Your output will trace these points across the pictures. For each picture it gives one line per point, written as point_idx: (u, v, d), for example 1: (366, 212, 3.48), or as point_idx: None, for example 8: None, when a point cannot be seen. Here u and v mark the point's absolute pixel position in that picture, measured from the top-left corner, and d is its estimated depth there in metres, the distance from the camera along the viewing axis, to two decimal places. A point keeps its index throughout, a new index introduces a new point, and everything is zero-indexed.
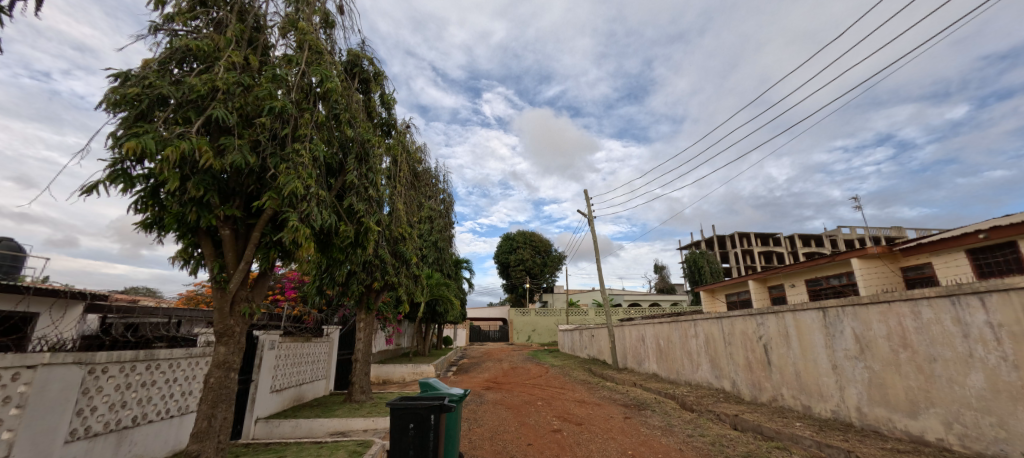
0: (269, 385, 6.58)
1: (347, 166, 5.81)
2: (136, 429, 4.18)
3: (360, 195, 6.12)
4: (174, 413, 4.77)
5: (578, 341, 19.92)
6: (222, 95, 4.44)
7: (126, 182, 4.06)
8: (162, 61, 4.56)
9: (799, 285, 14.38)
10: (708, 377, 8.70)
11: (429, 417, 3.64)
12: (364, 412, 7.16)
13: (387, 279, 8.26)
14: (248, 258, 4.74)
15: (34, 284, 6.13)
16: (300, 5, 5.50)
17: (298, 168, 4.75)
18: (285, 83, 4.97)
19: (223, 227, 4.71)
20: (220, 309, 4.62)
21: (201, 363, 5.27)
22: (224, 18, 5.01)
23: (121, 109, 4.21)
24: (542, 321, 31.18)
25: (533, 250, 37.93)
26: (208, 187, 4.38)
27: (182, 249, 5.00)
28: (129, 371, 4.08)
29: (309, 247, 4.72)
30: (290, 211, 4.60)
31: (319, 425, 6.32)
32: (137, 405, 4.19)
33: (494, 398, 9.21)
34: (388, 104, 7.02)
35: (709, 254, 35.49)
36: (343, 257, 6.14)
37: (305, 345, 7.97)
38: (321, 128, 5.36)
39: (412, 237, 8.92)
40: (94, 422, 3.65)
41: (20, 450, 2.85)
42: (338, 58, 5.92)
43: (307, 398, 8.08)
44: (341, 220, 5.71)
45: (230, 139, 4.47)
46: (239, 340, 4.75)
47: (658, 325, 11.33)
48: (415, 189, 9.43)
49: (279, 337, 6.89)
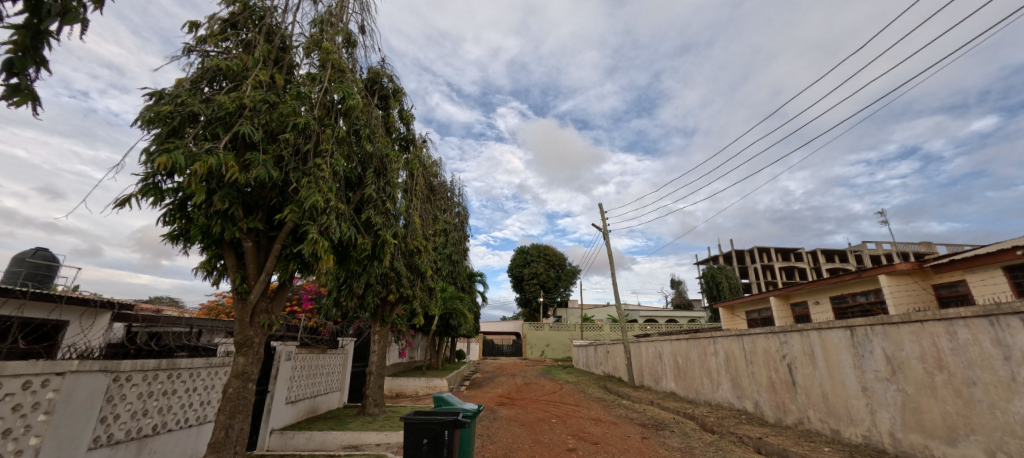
0: (285, 396, 6.65)
1: (365, 180, 5.95)
2: (156, 438, 4.24)
3: (378, 209, 6.24)
4: (193, 422, 4.84)
5: (593, 357, 19.53)
6: (249, 112, 4.65)
7: (156, 195, 4.28)
8: (193, 80, 4.79)
9: (824, 303, 13.93)
10: (729, 397, 8.40)
11: (443, 432, 3.64)
12: (377, 425, 7.12)
13: (402, 292, 8.29)
14: (269, 269, 4.89)
15: (67, 294, 6.38)
16: (324, 26, 5.76)
17: (318, 182, 4.88)
18: (309, 100, 5.15)
19: (246, 239, 4.87)
20: (241, 320, 4.72)
21: (220, 373, 5.36)
22: (252, 39, 5.26)
23: (154, 126, 4.44)
24: (556, 336, 30.72)
25: (547, 264, 37.63)
26: (233, 201, 4.56)
27: (205, 260, 5.18)
28: (152, 380, 4.17)
29: (327, 259, 4.84)
30: (310, 224, 4.74)
31: (332, 437, 6.33)
32: (157, 414, 4.27)
33: (507, 414, 9.07)
34: (406, 120, 7.15)
35: (728, 269, 34.63)
36: (359, 269, 6.24)
37: (320, 357, 8.02)
38: (342, 143, 5.51)
39: (428, 250, 8.91)
40: (117, 429, 3.73)
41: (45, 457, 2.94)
42: (359, 76, 6.12)
43: (321, 410, 8.11)
44: (358, 233, 5.82)
45: (255, 155, 4.66)
46: (258, 351, 4.84)
47: (675, 342, 11.04)
48: (429, 204, 9.52)
49: (296, 348, 6.98)
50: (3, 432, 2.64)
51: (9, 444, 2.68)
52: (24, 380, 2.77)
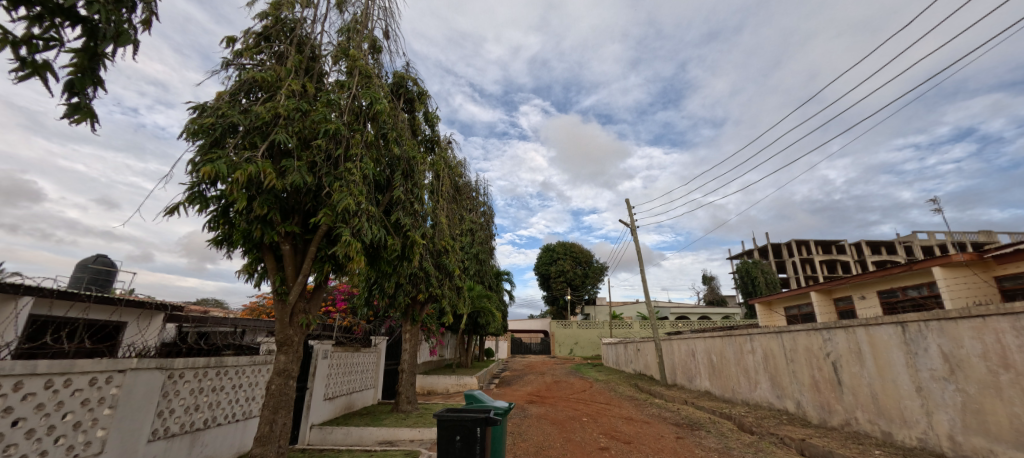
0: (323, 392, 6.91)
1: (393, 182, 6.08)
2: (207, 431, 4.51)
3: (406, 210, 6.37)
4: (239, 417, 5.12)
5: (622, 355, 19.24)
6: (283, 121, 4.85)
7: (202, 203, 4.54)
8: (232, 93, 5.04)
9: (870, 297, 13.14)
10: (769, 396, 8.06)
11: (475, 430, 3.67)
12: (410, 422, 7.28)
13: (431, 291, 8.44)
14: (305, 271, 5.08)
15: (126, 297, 6.88)
16: (351, 34, 5.93)
17: (350, 186, 5.04)
18: (338, 106, 5.32)
19: (284, 242, 5.09)
20: (281, 320, 4.95)
21: (263, 370, 5.64)
22: (284, 51, 5.48)
23: (198, 138, 4.70)
24: (585, 334, 30.46)
25: (573, 261, 37.36)
26: (271, 206, 4.77)
27: (247, 264, 5.45)
28: (202, 376, 4.44)
29: (359, 260, 4.98)
30: (343, 227, 4.90)
31: (368, 433, 6.52)
32: (208, 409, 4.53)
33: (538, 412, 9.07)
34: (431, 122, 7.26)
35: (763, 263, 33.22)
36: (390, 270, 6.40)
37: (355, 355, 8.28)
38: (370, 147, 5.65)
39: (455, 250, 9.03)
40: (173, 423, 3.99)
41: (110, 448, 3.19)
42: (385, 80, 6.26)
43: (357, 407, 8.38)
44: (389, 234, 5.97)
45: (290, 162, 4.85)
46: (297, 349, 5.05)
47: (709, 340, 10.71)
48: (456, 204, 9.63)
49: (332, 347, 7.24)
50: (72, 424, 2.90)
51: (76, 436, 2.95)
52: (90, 376, 3.03)
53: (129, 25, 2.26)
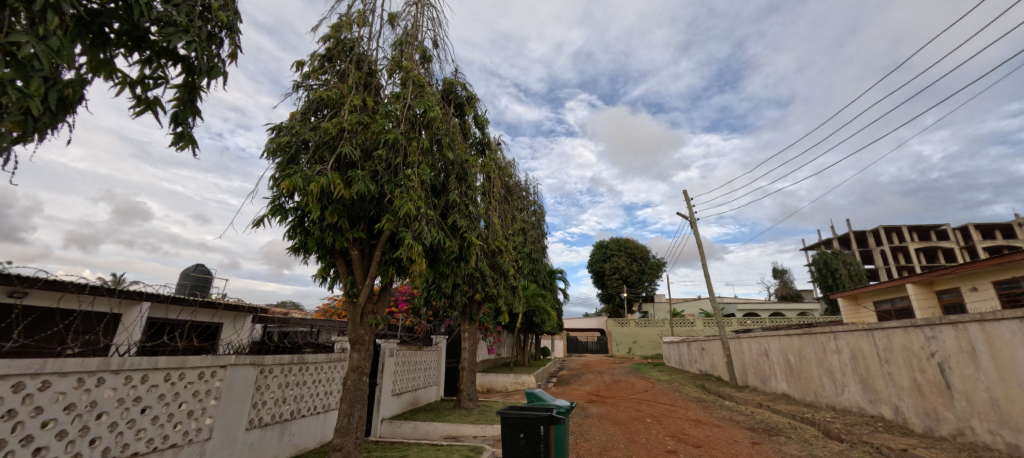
0: (391, 388, 7.31)
1: (449, 186, 6.29)
2: (294, 421, 5.06)
3: (462, 212, 6.55)
4: (320, 410, 5.66)
5: (686, 355, 18.32)
6: (348, 134, 5.20)
7: (282, 214, 4.99)
8: (303, 112, 5.50)
9: (985, 289, 11.36)
10: (860, 401, 7.27)
11: (539, 428, 3.69)
12: (473, 418, 7.48)
13: (487, 291, 8.61)
14: (372, 274, 5.41)
15: (223, 301, 7.76)
16: (403, 46, 6.21)
17: (409, 192, 5.28)
18: (395, 117, 5.60)
19: (353, 247, 5.46)
20: (353, 320, 5.31)
21: (338, 367, 6.16)
22: (345, 69, 5.87)
23: (277, 155, 5.19)
24: (643, 332, 29.47)
25: (628, 257, 36.27)
26: (340, 214, 5.13)
27: (322, 268, 5.91)
28: (288, 372, 4.98)
29: (421, 262, 5.21)
30: (405, 231, 5.16)
31: (434, 428, 6.78)
32: (294, 402, 5.08)
33: (598, 412, 8.91)
34: (481, 125, 7.40)
35: (845, 254, 29.97)
36: (448, 271, 6.62)
37: (418, 353, 8.68)
38: (426, 154, 5.88)
39: (509, 250, 9.13)
40: (265, 413, 4.53)
41: (217, 433, 3.75)
42: (436, 88, 6.48)
43: (422, 403, 8.77)
44: (446, 236, 6.18)
45: (355, 172, 5.19)
46: (369, 348, 5.39)
47: (785, 338, 9.88)
48: (507, 204, 9.74)
49: (398, 345, 7.64)
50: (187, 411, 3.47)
51: (191, 422, 3.52)
52: (197, 371, 3.57)
53: (219, 61, 2.69)
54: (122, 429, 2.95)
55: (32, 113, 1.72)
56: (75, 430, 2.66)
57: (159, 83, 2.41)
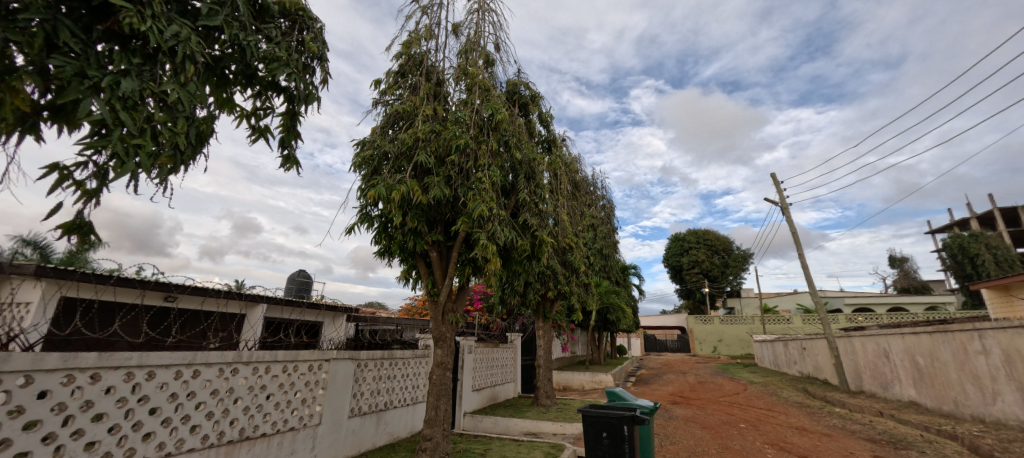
0: (471, 384, 7.63)
1: (518, 186, 6.38)
2: (389, 411, 5.62)
3: (531, 211, 6.61)
4: (412, 401, 6.19)
5: (782, 355, 16.57)
6: (422, 143, 5.51)
7: (369, 222, 5.45)
8: (382, 126, 5.95)
9: None
10: (1020, 413, 5.98)
11: (622, 428, 3.58)
12: (551, 416, 7.51)
13: (560, 288, 8.59)
14: (450, 274, 5.67)
15: (324, 302, 8.72)
16: (468, 54, 6.43)
17: (481, 193, 5.45)
18: (464, 123, 5.82)
19: (432, 250, 5.78)
20: (435, 318, 5.63)
21: (424, 362, 6.60)
22: (416, 82, 6.24)
23: (362, 168, 5.68)
24: (729, 330, 27.28)
25: (709, 250, 33.81)
26: (419, 219, 5.46)
27: (405, 270, 6.34)
28: (382, 366, 5.54)
29: (495, 261, 5.34)
30: (479, 232, 5.33)
31: (514, 424, 6.92)
32: (388, 394, 5.64)
33: (683, 414, 8.42)
34: (546, 122, 7.40)
35: (989, 236, 24.83)
36: (521, 269, 6.72)
37: (494, 350, 8.94)
38: (495, 156, 6.03)
39: (579, 246, 9.01)
40: (364, 403, 5.13)
41: (325, 418, 4.38)
42: (501, 90, 6.61)
43: (500, 398, 9.03)
44: (518, 235, 6.27)
45: (431, 178, 5.49)
46: (451, 344, 5.67)
47: (910, 337, 8.47)
48: (575, 200, 9.64)
49: (475, 343, 7.94)
50: (301, 399, 4.12)
51: (305, 409, 4.16)
52: (308, 364, 4.23)
53: (314, 89, 3.07)
54: (254, 412, 3.57)
55: (180, 148, 2.00)
56: (220, 411, 3.27)
57: (268, 113, 2.83)
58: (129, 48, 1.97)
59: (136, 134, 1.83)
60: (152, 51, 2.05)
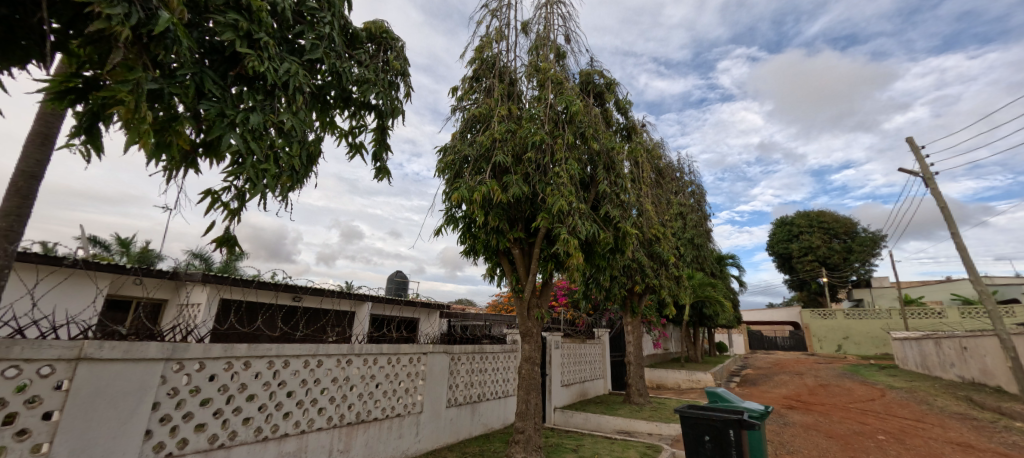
0: (560, 379, 7.65)
1: (597, 177, 6.20)
2: (482, 403, 5.89)
3: (613, 203, 6.38)
4: (503, 394, 6.42)
5: (934, 356, 13.71)
6: (499, 143, 5.64)
7: (455, 223, 5.76)
8: (461, 131, 6.23)
9: None
10: None
11: (728, 432, 3.27)
12: (645, 415, 7.19)
13: (647, 282, 8.17)
14: (534, 270, 5.73)
15: (419, 300, 9.46)
16: (538, 50, 6.41)
17: (560, 188, 5.40)
18: (539, 119, 5.82)
19: (514, 247, 5.91)
20: (522, 313, 5.75)
21: (512, 357, 6.79)
22: (491, 85, 6.41)
23: (446, 173, 6.02)
24: (857, 326, 23.42)
25: (825, 234, 29.36)
26: (501, 218, 5.62)
27: (490, 268, 6.58)
28: (474, 360, 5.83)
29: (578, 256, 5.26)
30: (560, 227, 5.29)
31: (606, 421, 6.76)
32: (480, 386, 5.91)
33: (802, 421, 7.43)
34: (623, 109, 7.09)
35: None
36: (605, 263, 6.53)
37: (582, 346, 8.84)
38: (572, 149, 5.93)
39: (667, 237, 8.47)
40: (459, 394, 5.45)
41: (426, 406, 4.76)
42: (574, 82, 6.48)
43: (590, 395, 8.90)
44: (600, 229, 6.10)
45: (509, 177, 5.59)
46: (538, 339, 5.73)
47: None
48: (659, 188, 9.09)
49: (562, 338, 7.92)
50: (404, 388, 4.53)
51: (409, 398, 4.57)
52: (408, 357, 4.63)
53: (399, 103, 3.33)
54: (367, 398, 4.04)
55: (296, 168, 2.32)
56: (339, 396, 3.78)
57: (362, 130, 3.16)
58: (254, 87, 2.28)
59: (263, 160, 2.13)
60: (271, 88, 2.34)
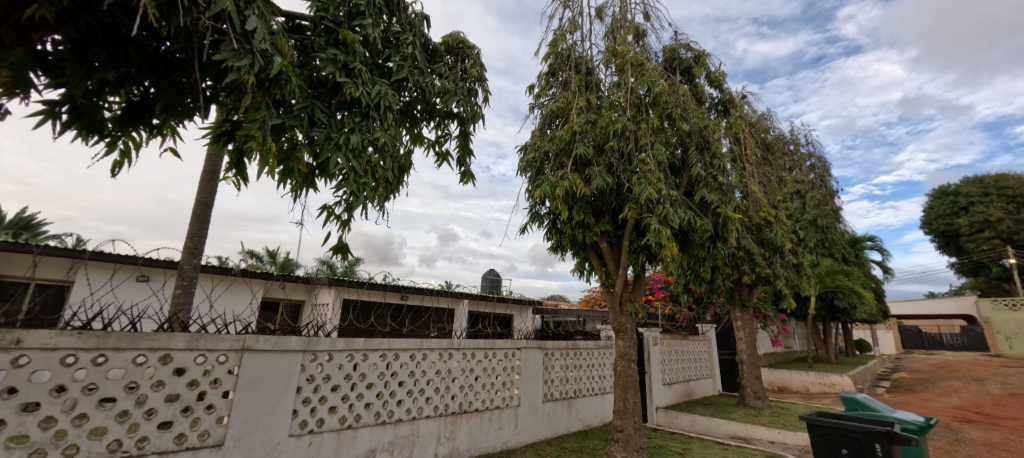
0: (661, 378, 7.21)
1: (689, 160, 5.69)
2: (579, 399, 5.83)
3: (710, 186, 5.80)
4: (599, 391, 6.27)
5: None
6: (579, 136, 5.50)
7: (540, 220, 5.80)
8: (540, 128, 6.22)
9: None
10: None
11: (873, 446, 2.72)
12: (765, 421, 6.39)
13: (758, 272, 7.25)
14: (624, 264, 5.48)
15: (511, 296, 9.76)
16: (615, 33, 6.10)
17: (647, 176, 5.07)
18: (620, 105, 5.53)
19: (602, 240, 5.73)
20: (613, 309, 5.55)
21: (607, 353, 6.59)
22: (567, 77, 6.29)
23: (528, 171, 6.07)
24: None
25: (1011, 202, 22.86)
26: (586, 211, 5.49)
27: (578, 263, 6.48)
28: (567, 355, 5.79)
29: (672, 247, 4.88)
30: (649, 216, 4.97)
31: (717, 425, 6.17)
32: (576, 382, 5.85)
33: (986, 439, 5.88)
34: (716, 82, 6.39)
35: None
36: (705, 253, 5.96)
37: (684, 343, 8.21)
38: (658, 132, 5.53)
39: (780, 220, 7.41)
40: (555, 390, 5.47)
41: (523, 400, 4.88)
42: (657, 61, 6.03)
43: (697, 396, 8.23)
44: (697, 216, 5.58)
45: (592, 169, 5.42)
46: (632, 336, 5.48)
47: None
48: (766, 165, 8.00)
49: (660, 334, 7.45)
50: (501, 381, 4.71)
51: (506, 391, 4.74)
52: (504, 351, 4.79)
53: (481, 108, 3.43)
54: (468, 390, 4.30)
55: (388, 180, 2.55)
56: (444, 387, 4.08)
57: (447, 138, 3.34)
58: (352, 111, 2.54)
59: (362, 175, 2.38)
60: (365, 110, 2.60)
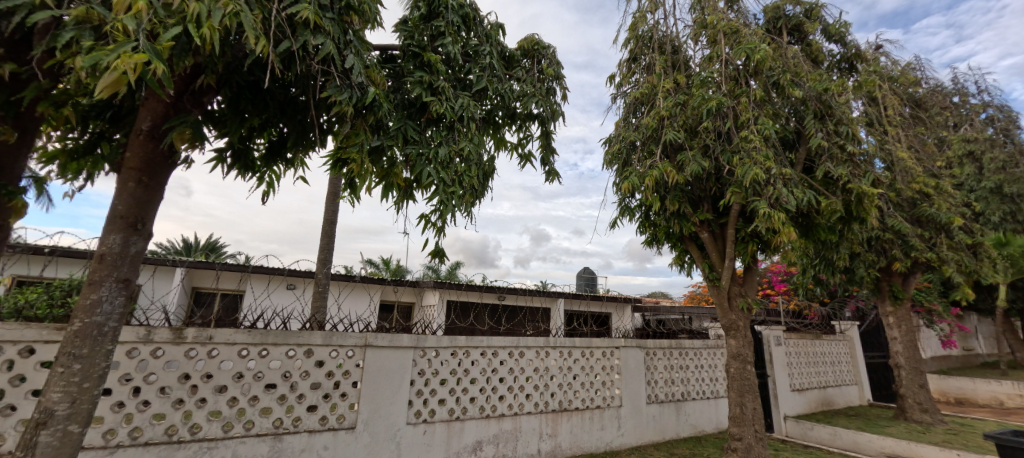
0: (788, 383, 6.32)
1: (807, 131, 4.90)
2: (687, 403, 5.41)
3: (837, 159, 4.92)
4: (711, 395, 5.74)
5: None
6: (668, 120, 5.12)
7: (630, 213, 5.54)
8: (623, 118, 5.94)
9: None
10: None
11: None
12: (937, 439, 5.17)
13: (914, 257, 5.91)
14: (730, 255, 4.94)
15: (606, 294, 9.48)
16: (702, 2, 5.55)
17: (752, 155, 4.51)
18: (714, 81, 5.00)
19: (702, 230, 5.25)
20: (721, 304, 5.04)
21: (718, 353, 6.00)
22: (651, 60, 5.91)
23: (614, 164, 5.84)
24: None
25: None
26: (681, 200, 5.10)
27: (677, 256, 6.03)
28: (671, 355, 5.42)
29: (789, 232, 4.26)
30: (757, 200, 4.40)
31: (867, 440, 5.12)
32: (682, 384, 5.45)
33: None
34: (837, 36, 5.41)
35: None
36: (835, 238, 5.07)
37: (816, 343, 7.06)
38: (763, 105, 4.88)
39: (943, 190, 5.95)
40: (659, 391, 5.17)
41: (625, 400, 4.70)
42: (756, 24, 5.34)
43: (838, 405, 7.00)
44: (821, 195, 4.78)
45: (685, 154, 5.00)
46: (747, 334, 4.91)
47: None
48: (918, 125, 6.48)
49: (784, 333, 6.53)
50: (601, 380, 4.62)
51: (606, 390, 4.62)
52: (601, 350, 4.67)
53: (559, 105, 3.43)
54: (566, 388, 4.30)
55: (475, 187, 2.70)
56: (542, 384, 4.15)
57: (529, 140, 3.40)
58: (439, 126, 2.74)
59: (451, 184, 2.56)
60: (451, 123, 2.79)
